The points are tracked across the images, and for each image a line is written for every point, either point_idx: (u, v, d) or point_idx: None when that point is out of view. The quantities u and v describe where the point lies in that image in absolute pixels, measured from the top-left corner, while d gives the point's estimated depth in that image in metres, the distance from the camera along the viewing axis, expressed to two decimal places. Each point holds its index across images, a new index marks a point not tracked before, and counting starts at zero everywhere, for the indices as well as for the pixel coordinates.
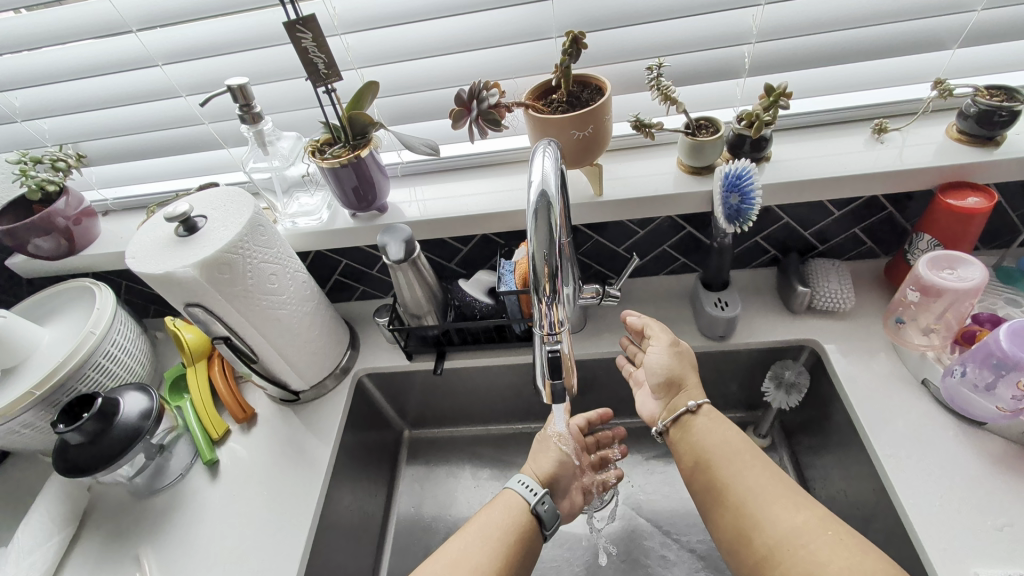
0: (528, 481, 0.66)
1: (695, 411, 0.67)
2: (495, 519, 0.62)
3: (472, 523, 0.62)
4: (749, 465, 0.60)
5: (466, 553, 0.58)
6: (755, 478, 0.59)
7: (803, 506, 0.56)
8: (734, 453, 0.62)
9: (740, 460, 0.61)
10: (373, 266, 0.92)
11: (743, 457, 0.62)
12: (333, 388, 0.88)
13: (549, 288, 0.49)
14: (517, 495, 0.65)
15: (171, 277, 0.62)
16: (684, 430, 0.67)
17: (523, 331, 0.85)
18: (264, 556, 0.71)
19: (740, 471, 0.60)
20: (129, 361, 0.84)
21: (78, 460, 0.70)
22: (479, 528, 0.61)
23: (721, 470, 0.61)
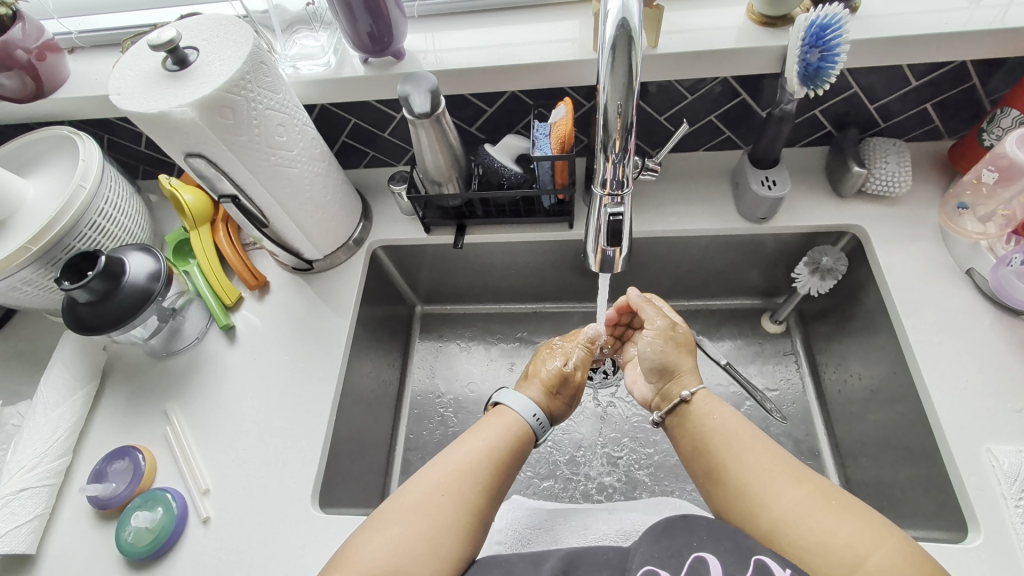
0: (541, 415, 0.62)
1: (690, 398, 0.60)
2: (496, 432, 0.59)
3: (470, 433, 0.59)
4: (752, 444, 0.54)
5: (463, 466, 0.56)
6: (757, 455, 0.53)
7: (812, 487, 0.50)
8: (731, 433, 0.56)
9: (740, 439, 0.55)
10: (385, 128, 0.83)
11: (743, 437, 0.55)
12: (346, 260, 0.84)
13: (620, 144, 0.44)
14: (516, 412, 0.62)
15: (168, 118, 0.54)
16: (680, 418, 0.61)
17: (552, 205, 0.79)
18: (291, 416, 0.72)
19: (741, 453, 0.54)
20: (125, 222, 0.78)
21: (89, 318, 0.67)
22: (474, 440, 0.58)
23: (720, 453, 0.55)
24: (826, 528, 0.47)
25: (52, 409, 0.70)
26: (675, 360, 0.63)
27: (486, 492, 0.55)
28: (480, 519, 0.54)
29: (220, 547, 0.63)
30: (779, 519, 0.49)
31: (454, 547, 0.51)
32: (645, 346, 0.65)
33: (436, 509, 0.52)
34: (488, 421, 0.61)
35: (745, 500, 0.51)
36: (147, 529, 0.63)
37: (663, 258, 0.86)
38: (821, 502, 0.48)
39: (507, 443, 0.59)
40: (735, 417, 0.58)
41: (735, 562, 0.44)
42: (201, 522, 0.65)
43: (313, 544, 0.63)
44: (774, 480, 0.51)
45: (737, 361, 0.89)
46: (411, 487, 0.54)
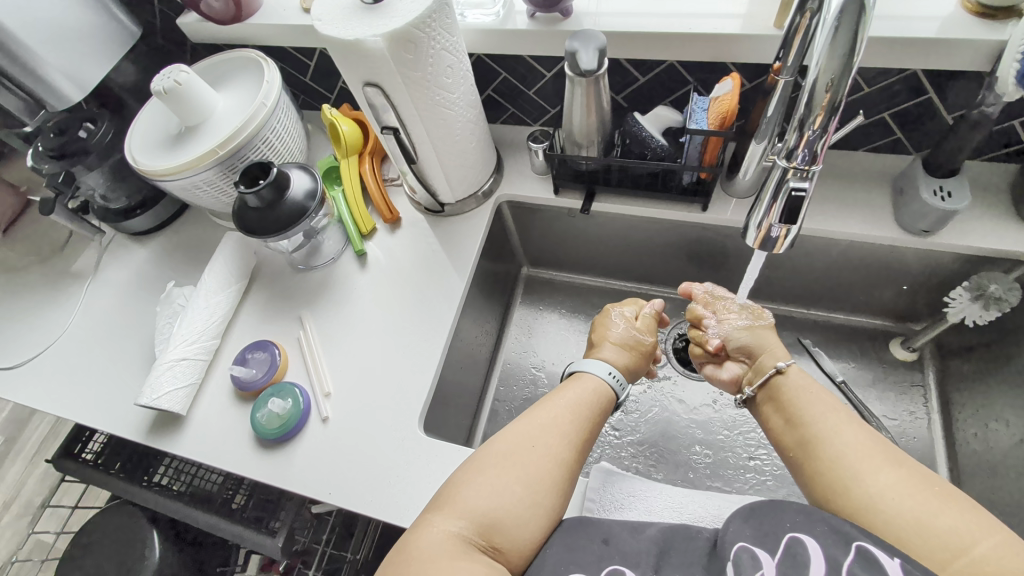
0: (618, 374, 0.64)
1: (784, 371, 0.62)
2: (579, 395, 0.60)
3: (556, 393, 0.60)
4: (848, 423, 0.54)
5: (557, 421, 0.57)
6: (854, 434, 0.53)
7: (912, 472, 0.49)
8: (826, 409, 0.56)
9: (836, 416, 0.55)
10: (531, 86, 0.85)
11: (838, 414, 0.55)
12: (473, 209, 0.88)
13: (820, 122, 0.42)
14: (599, 377, 0.63)
15: (361, 46, 0.59)
16: (772, 394, 0.62)
17: (690, 183, 0.77)
18: (407, 343, 0.77)
19: (837, 429, 0.54)
20: (288, 143, 0.87)
21: (254, 221, 0.75)
22: (563, 399, 0.59)
23: (814, 427, 0.55)
24: (926, 511, 0.46)
25: (212, 297, 0.80)
26: (766, 338, 0.67)
27: (576, 447, 0.56)
28: (575, 473, 0.55)
29: (335, 445, 0.70)
30: (873, 495, 0.48)
31: (551, 493, 0.52)
32: (734, 325, 0.69)
33: (530, 458, 0.53)
34: (570, 384, 0.62)
35: (836, 474, 0.51)
36: (278, 415, 0.71)
37: (793, 259, 0.82)
38: (922, 487, 0.48)
39: (594, 405, 0.60)
40: (829, 397, 0.58)
41: (833, 541, 0.44)
42: (320, 421, 0.72)
43: (415, 461, 0.67)
44: (871, 459, 0.50)
45: (852, 381, 0.84)
46: (504, 435, 0.55)
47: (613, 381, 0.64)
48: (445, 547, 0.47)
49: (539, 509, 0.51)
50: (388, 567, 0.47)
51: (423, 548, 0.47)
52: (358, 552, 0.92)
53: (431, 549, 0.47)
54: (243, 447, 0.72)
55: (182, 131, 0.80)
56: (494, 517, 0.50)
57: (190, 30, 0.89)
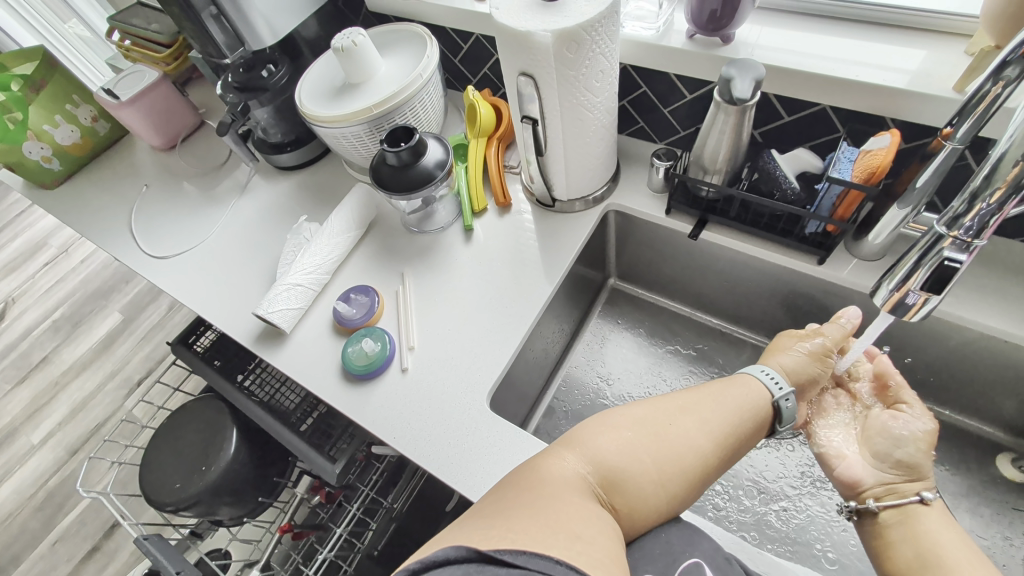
0: (776, 376, 0.63)
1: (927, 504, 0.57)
2: (736, 395, 0.60)
3: (713, 386, 0.61)
4: None
5: (707, 411, 0.58)
6: None
7: None
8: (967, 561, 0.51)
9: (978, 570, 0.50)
10: (668, 105, 0.86)
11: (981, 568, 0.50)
12: (580, 211, 0.90)
13: (1000, 195, 0.39)
14: (761, 384, 0.62)
15: (530, 38, 0.63)
16: (903, 517, 0.57)
17: (813, 233, 0.75)
18: (492, 321, 0.81)
19: None
20: (430, 114, 0.94)
21: (388, 178, 0.82)
22: (719, 395, 0.60)
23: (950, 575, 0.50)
24: None
25: (333, 237, 0.89)
26: (927, 465, 0.61)
27: (719, 446, 0.56)
28: (710, 469, 0.56)
29: (409, 396, 0.75)
30: None
31: (679, 479, 0.54)
32: (901, 431, 0.63)
33: (671, 440, 0.55)
34: (732, 383, 0.63)
35: None
36: (366, 355, 0.77)
37: (905, 337, 0.77)
38: None
39: (747, 411, 0.60)
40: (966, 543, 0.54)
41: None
42: (400, 370, 0.77)
43: (476, 431, 0.71)
44: None
45: (942, 484, 0.77)
46: (646, 409, 0.58)
47: (766, 377, 0.63)
48: (568, 475, 0.50)
49: (662, 488, 0.53)
50: (510, 477, 0.51)
51: (549, 473, 0.50)
52: (394, 502, 0.99)
53: (554, 474, 0.50)
54: (329, 374, 0.79)
55: (345, 86, 0.89)
56: (617, 475, 0.52)
57: None
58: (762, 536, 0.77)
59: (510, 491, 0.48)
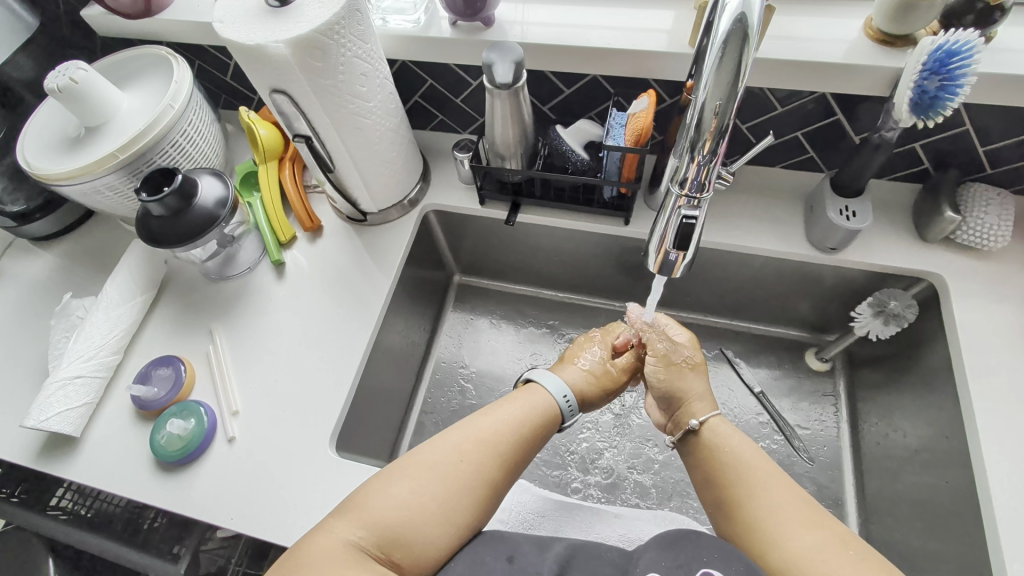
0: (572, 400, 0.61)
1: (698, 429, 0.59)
2: (521, 411, 0.58)
3: (502, 402, 0.59)
4: (768, 483, 0.52)
5: (493, 433, 0.55)
6: (775, 495, 0.51)
7: (827, 531, 0.48)
8: (748, 467, 0.54)
9: (756, 474, 0.53)
10: (459, 94, 0.83)
11: (759, 472, 0.53)
12: (398, 218, 0.85)
13: (709, 148, 0.42)
14: (550, 395, 0.61)
15: (263, 52, 0.56)
16: (692, 445, 0.60)
17: (612, 197, 0.78)
18: (321, 361, 0.74)
19: (756, 490, 0.52)
20: (203, 145, 0.82)
21: (158, 230, 0.71)
22: (507, 410, 0.58)
23: (736, 488, 0.53)
24: None
25: (113, 309, 0.75)
26: (685, 386, 0.62)
27: (507, 467, 0.55)
28: (496, 493, 0.54)
29: (239, 467, 0.67)
30: (788, 562, 0.47)
31: (466, 513, 0.51)
32: (653, 367, 0.64)
33: (455, 476, 0.52)
34: (522, 394, 0.61)
35: (757, 539, 0.50)
36: (179, 436, 0.67)
37: (714, 271, 0.83)
38: (838, 550, 0.46)
39: (535, 422, 0.58)
40: (765, 462, 0.55)
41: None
42: (226, 441, 0.68)
43: (324, 484, 0.65)
44: (789, 522, 0.49)
45: (770, 391, 0.86)
46: (429, 447, 0.54)
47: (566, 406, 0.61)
48: (335, 552, 0.46)
49: (447, 528, 0.50)
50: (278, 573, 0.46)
51: (313, 558, 0.46)
52: None
53: (324, 554, 0.45)
54: (141, 470, 0.67)
55: (81, 132, 0.75)
56: (394, 531, 0.48)
57: (94, 23, 0.83)
58: (638, 489, 0.80)
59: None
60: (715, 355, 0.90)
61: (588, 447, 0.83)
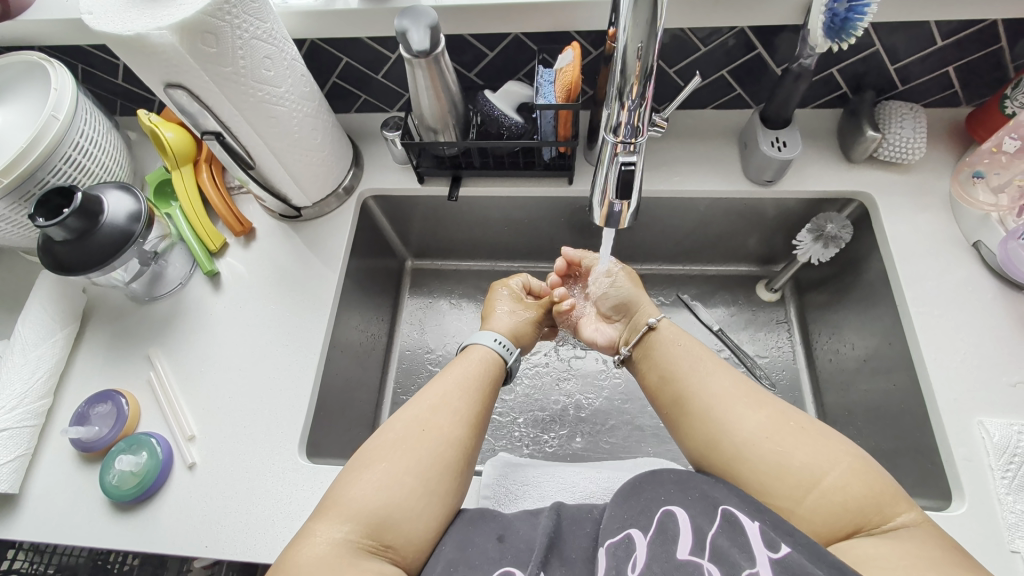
0: (504, 339, 0.66)
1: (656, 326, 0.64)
2: (468, 371, 0.60)
3: (448, 369, 0.60)
4: (715, 373, 0.56)
5: (448, 398, 0.56)
6: (722, 384, 0.54)
7: (770, 408, 0.52)
8: (696, 361, 0.57)
9: (702, 366, 0.57)
10: (379, 70, 0.79)
11: (707, 363, 0.57)
12: (335, 209, 0.81)
13: (637, 90, 0.41)
14: (489, 350, 0.64)
15: (146, 42, 0.51)
16: (646, 350, 0.63)
17: (552, 157, 0.77)
18: (275, 368, 0.70)
19: (705, 380, 0.55)
20: (102, 157, 0.75)
21: (65, 257, 0.64)
22: (455, 375, 0.59)
23: (685, 382, 0.56)
24: (785, 451, 0.48)
25: (31, 350, 0.68)
26: (637, 296, 0.69)
27: (470, 425, 0.55)
28: (469, 450, 0.55)
29: (206, 491, 0.63)
30: (739, 442, 0.50)
31: (444, 479, 0.51)
32: (606, 286, 0.70)
33: (422, 448, 0.52)
34: (462, 358, 0.63)
35: (710, 428, 0.52)
36: (132, 473, 0.62)
37: (662, 218, 0.84)
38: (781, 424, 0.50)
39: (484, 378, 0.60)
40: (706, 355, 0.58)
41: (702, 511, 0.46)
42: (187, 467, 0.64)
43: (300, 493, 0.62)
44: (736, 406, 0.52)
45: (728, 327, 0.89)
46: (389, 427, 0.54)
47: (500, 346, 0.65)
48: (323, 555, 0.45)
49: (429, 498, 0.50)
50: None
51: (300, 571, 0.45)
52: None
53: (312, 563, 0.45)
54: (97, 515, 0.63)
55: None
56: (378, 516, 0.48)
57: None
58: (617, 442, 0.81)
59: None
60: (673, 302, 0.92)
61: (564, 409, 0.83)
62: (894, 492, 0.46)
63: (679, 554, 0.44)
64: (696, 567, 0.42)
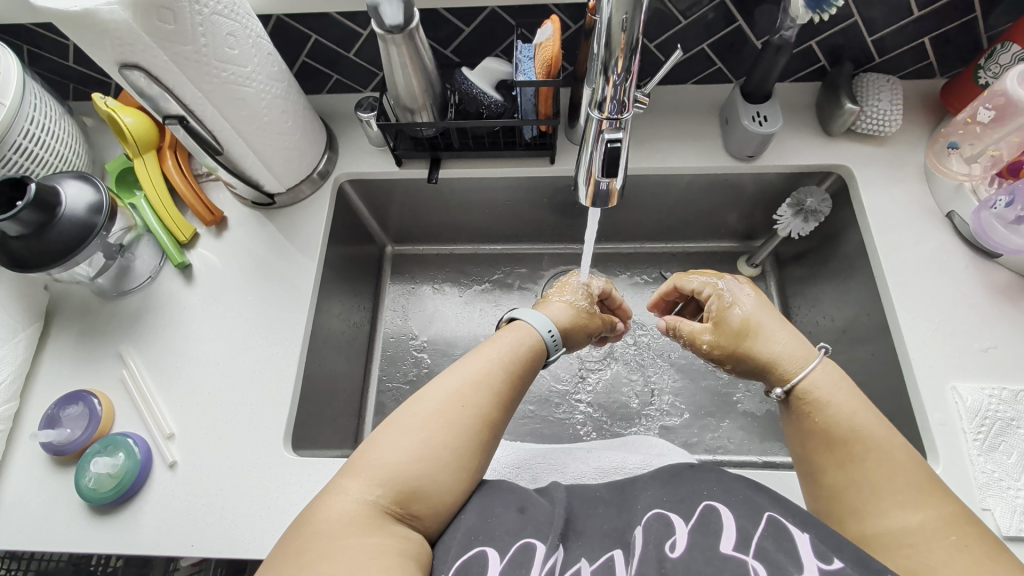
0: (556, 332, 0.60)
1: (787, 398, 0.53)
2: (509, 345, 0.56)
3: (486, 344, 0.56)
4: (866, 454, 0.47)
5: (487, 372, 0.52)
6: (872, 465, 0.46)
7: (933, 510, 0.43)
8: (842, 434, 0.49)
9: (856, 444, 0.48)
10: (350, 48, 0.75)
11: (855, 438, 0.48)
12: (310, 195, 0.78)
13: (623, 65, 0.40)
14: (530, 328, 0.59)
15: (96, 19, 0.47)
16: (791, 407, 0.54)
17: (532, 136, 0.75)
18: (255, 362, 0.68)
19: (847, 459, 0.48)
20: (56, 145, 0.70)
21: (23, 253, 0.61)
22: (493, 348, 0.55)
23: (824, 453, 0.49)
24: (930, 560, 0.41)
25: None
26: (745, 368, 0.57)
27: (505, 402, 0.52)
28: (499, 430, 0.52)
29: (189, 490, 0.61)
30: (871, 533, 0.45)
31: (476, 454, 0.49)
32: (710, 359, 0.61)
33: (461, 421, 0.49)
34: (505, 333, 0.58)
35: (842, 505, 0.47)
36: (109, 475, 0.60)
37: (644, 196, 0.83)
38: (939, 534, 0.42)
39: (525, 353, 0.56)
40: (876, 434, 0.48)
41: (746, 514, 0.44)
42: (167, 467, 0.63)
43: (287, 487, 0.61)
44: (883, 497, 0.45)
45: None
46: (428, 394, 0.51)
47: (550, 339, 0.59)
48: (349, 519, 0.44)
49: (458, 472, 0.48)
50: (284, 550, 0.43)
51: (324, 526, 0.43)
52: None
53: (336, 525, 0.43)
54: (74, 519, 0.61)
55: None
56: (409, 485, 0.46)
57: None
58: (605, 420, 0.81)
59: (284, 568, 0.41)
60: (656, 280, 0.92)
61: (552, 390, 0.84)
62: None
63: (723, 549, 0.41)
64: (741, 562, 0.40)
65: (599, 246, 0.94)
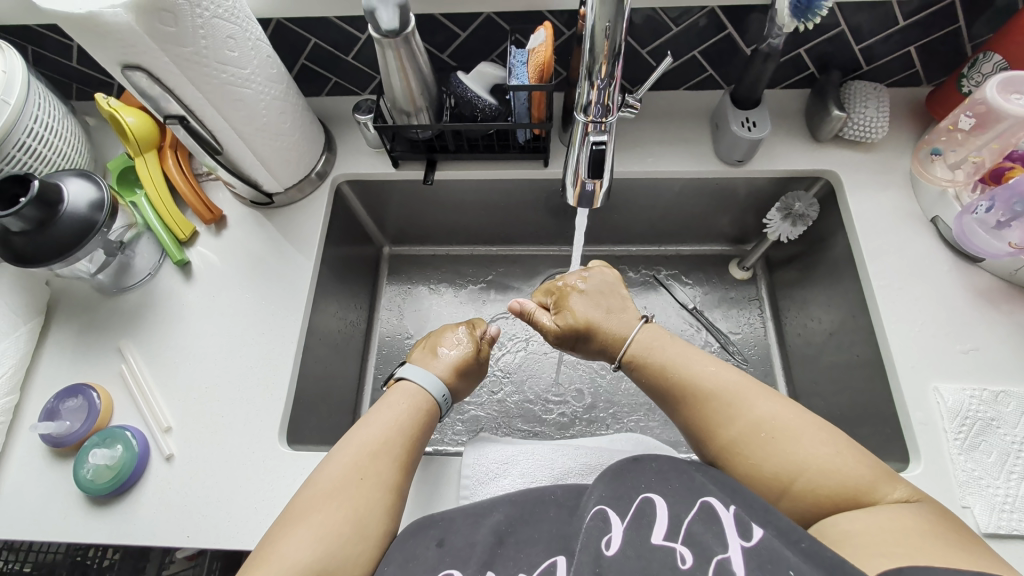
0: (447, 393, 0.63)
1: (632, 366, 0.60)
2: (400, 413, 0.58)
3: (373, 413, 0.59)
4: (687, 391, 0.54)
5: (378, 446, 0.55)
6: (693, 398, 0.53)
7: (744, 417, 0.50)
8: (667, 384, 0.55)
9: (677, 389, 0.55)
10: (349, 52, 0.77)
11: (672, 380, 0.55)
12: (308, 195, 0.80)
13: (606, 71, 0.42)
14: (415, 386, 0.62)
15: (101, 21, 0.49)
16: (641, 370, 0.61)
17: (526, 140, 0.76)
18: (250, 359, 0.69)
19: (677, 402, 0.55)
20: (59, 144, 0.72)
21: (25, 248, 0.62)
22: (382, 417, 0.58)
23: (666, 402, 0.56)
24: (760, 460, 0.49)
25: None
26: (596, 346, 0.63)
27: (401, 470, 0.55)
28: (400, 497, 0.54)
29: (184, 483, 0.62)
30: (715, 453, 0.52)
31: (379, 522, 0.51)
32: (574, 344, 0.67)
33: (355, 491, 0.51)
34: (393, 396, 0.61)
35: (692, 436, 0.54)
36: (107, 466, 0.62)
37: (637, 200, 0.85)
38: (755, 434, 0.50)
39: (417, 418, 0.59)
40: (681, 370, 0.55)
41: (681, 498, 0.45)
42: (163, 460, 0.64)
43: (281, 481, 0.62)
44: (712, 419, 0.52)
45: (703, 306, 0.91)
46: (322, 479, 0.52)
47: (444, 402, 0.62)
48: None
49: (363, 544, 0.49)
50: None
51: None
52: None
53: None
54: (71, 510, 0.62)
55: None
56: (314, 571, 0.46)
57: None
58: (596, 420, 0.82)
59: None
60: (649, 282, 0.93)
61: (544, 389, 0.85)
62: (873, 477, 0.46)
63: (655, 540, 0.43)
64: (670, 551, 0.42)
65: (593, 248, 0.96)
